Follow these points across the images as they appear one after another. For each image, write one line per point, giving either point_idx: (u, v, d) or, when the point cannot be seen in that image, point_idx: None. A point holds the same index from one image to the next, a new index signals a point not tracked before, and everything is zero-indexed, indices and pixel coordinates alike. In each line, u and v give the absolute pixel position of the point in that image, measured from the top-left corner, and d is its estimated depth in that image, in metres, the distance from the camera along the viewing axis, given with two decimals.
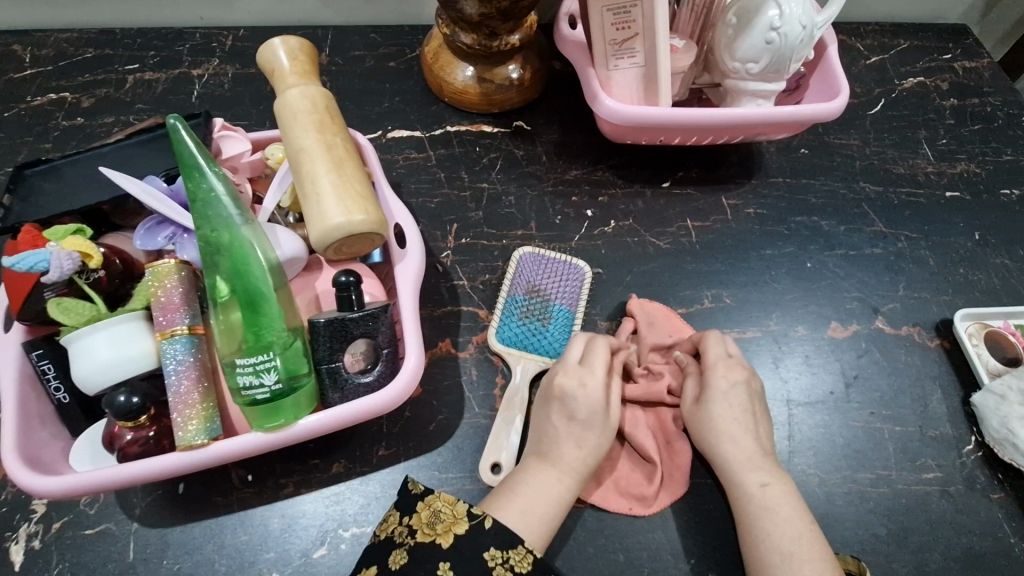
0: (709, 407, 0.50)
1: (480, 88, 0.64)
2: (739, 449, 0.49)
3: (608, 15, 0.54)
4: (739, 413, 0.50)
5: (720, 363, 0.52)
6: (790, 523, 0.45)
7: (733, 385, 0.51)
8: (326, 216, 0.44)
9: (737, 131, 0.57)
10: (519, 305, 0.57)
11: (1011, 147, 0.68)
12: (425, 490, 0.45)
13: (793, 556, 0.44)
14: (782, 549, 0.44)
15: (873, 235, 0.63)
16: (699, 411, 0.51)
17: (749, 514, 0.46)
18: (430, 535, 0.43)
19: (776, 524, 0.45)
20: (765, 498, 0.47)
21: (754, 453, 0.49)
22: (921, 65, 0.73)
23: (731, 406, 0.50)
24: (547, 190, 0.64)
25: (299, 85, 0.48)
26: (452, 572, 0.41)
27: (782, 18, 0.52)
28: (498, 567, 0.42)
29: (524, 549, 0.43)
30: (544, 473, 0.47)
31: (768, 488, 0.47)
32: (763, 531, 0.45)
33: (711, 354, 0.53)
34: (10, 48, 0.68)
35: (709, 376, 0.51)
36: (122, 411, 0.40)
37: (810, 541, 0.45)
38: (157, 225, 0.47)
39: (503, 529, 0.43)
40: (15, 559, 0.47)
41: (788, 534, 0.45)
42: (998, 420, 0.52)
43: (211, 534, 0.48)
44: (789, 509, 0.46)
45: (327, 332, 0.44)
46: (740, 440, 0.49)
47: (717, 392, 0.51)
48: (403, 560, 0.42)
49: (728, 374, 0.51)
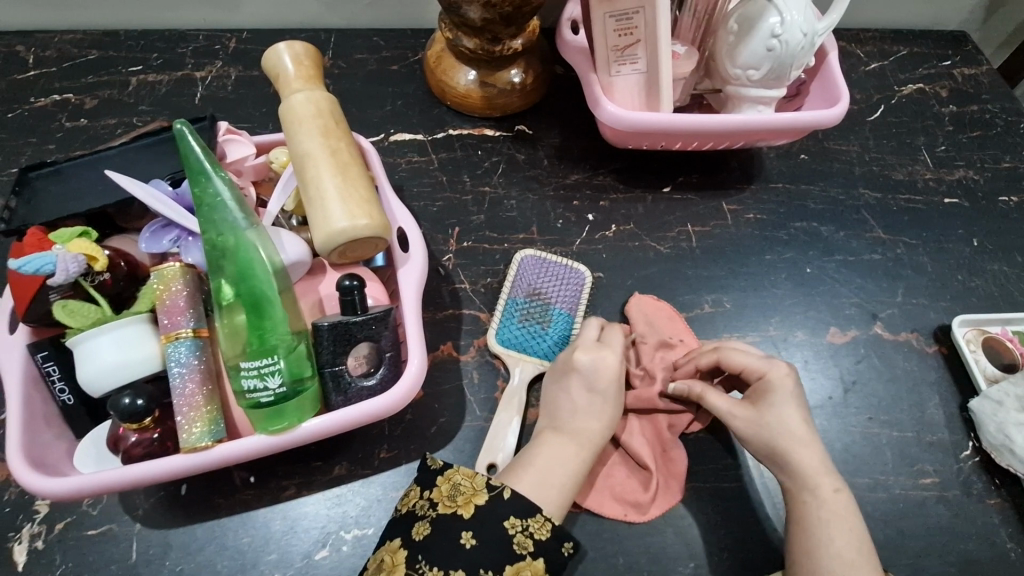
0: (774, 409, 0.49)
1: (482, 92, 0.65)
2: (812, 453, 0.48)
3: (610, 21, 0.55)
4: (802, 412, 0.49)
5: (772, 366, 0.51)
6: (853, 531, 0.45)
7: (792, 387, 0.50)
8: (331, 221, 0.44)
9: (738, 137, 0.58)
10: (519, 307, 0.57)
11: (1010, 154, 0.69)
12: (444, 465, 0.47)
13: (852, 561, 0.43)
14: (842, 555, 0.44)
15: (871, 241, 0.64)
16: (759, 414, 0.49)
17: (820, 517, 0.45)
18: (451, 506, 0.44)
19: (841, 529, 0.45)
20: (836, 504, 0.46)
21: (824, 461, 0.48)
22: (921, 71, 0.73)
23: (794, 405, 0.49)
24: (549, 194, 0.64)
25: (304, 89, 0.48)
26: (475, 540, 0.42)
27: (783, 26, 0.52)
28: (519, 536, 0.43)
29: (543, 518, 0.44)
30: (560, 444, 0.48)
31: (839, 494, 0.46)
32: (828, 533, 0.45)
33: (751, 362, 0.51)
34: (13, 49, 0.68)
35: (765, 380, 0.50)
36: (127, 413, 0.40)
37: (867, 551, 0.44)
38: (162, 228, 0.47)
39: (521, 499, 0.44)
40: (17, 559, 0.47)
41: (851, 542, 0.44)
42: (994, 426, 0.53)
43: (213, 535, 0.49)
44: (854, 521, 0.45)
45: (331, 336, 0.44)
46: (808, 444, 0.48)
47: (779, 394, 0.50)
48: (426, 531, 0.43)
49: (784, 375, 0.50)
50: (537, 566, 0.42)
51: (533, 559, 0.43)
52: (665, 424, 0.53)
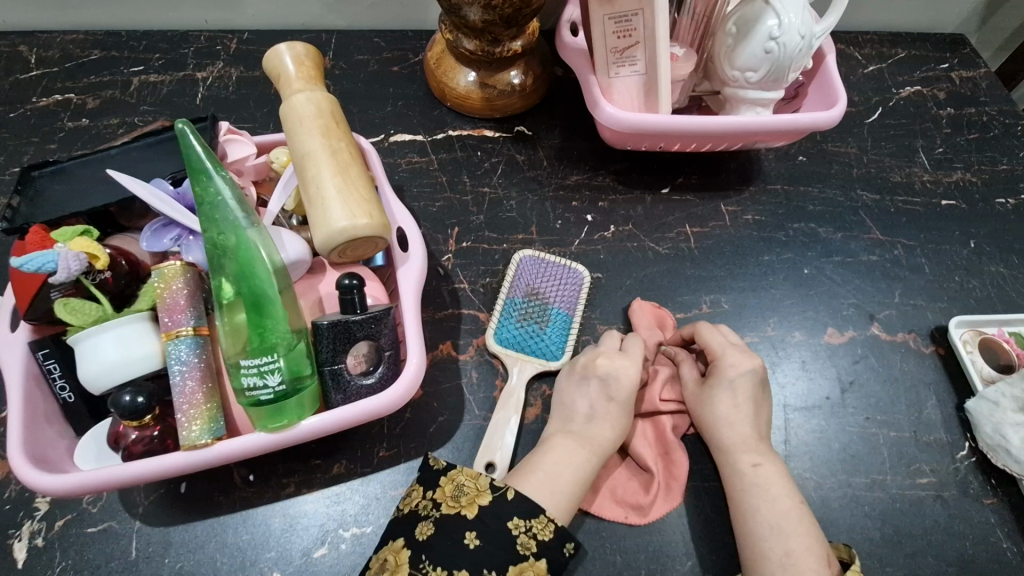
0: (714, 392, 0.51)
1: (482, 94, 0.65)
2: (736, 431, 0.50)
3: (610, 23, 0.55)
4: (743, 400, 0.51)
5: (728, 352, 0.53)
6: (780, 499, 0.47)
7: (740, 374, 0.52)
8: (330, 220, 0.44)
9: (736, 139, 0.58)
10: (518, 307, 0.58)
11: (1008, 157, 0.69)
12: (447, 465, 0.47)
13: (780, 528, 0.45)
14: (770, 522, 0.46)
15: (869, 243, 0.64)
16: (703, 395, 0.52)
17: (744, 491, 0.48)
18: (455, 507, 0.44)
19: (765, 499, 0.47)
20: (757, 476, 0.48)
21: (750, 437, 0.50)
22: (919, 74, 0.74)
23: (735, 393, 0.51)
24: (548, 194, 0.65)
25: (305, 90, 0.48)
26: (479, 540, 0.43)
27: (781, 28, 0.52)
28: (522, 535, 0.44)
29: (546, 518, 0.44)
30: (567, 447, 0.49)
31: (760, 468, 0.48)
32: (755, 506, 0.47)
33: (713, 343, 0.54)
34: (16, 49, 0.69)
35: (716, 364, 0.53)
36: (128, 410, 0.40)
37: (799, 516, 0.46)
38: (163, 226, 0.47)
39: (524, 499, 0.45)
40: (18, 556, 0.47)
41: (780, 508, 0.46)
42: (991, 426, 0.53)
43: (213, 533, 0.49)
44: (779, 488, 0.47)
45: (330, 334, 0.44)
46: (737, 423, 0.50)
47: (724, 378, 0.52)
48: (430, 530, 0.43)
49: (737, 362, 0.52)
50: (539, 566, 0.43)
51: (535, 560, 0.43)
52: (668, 426, 0.53)
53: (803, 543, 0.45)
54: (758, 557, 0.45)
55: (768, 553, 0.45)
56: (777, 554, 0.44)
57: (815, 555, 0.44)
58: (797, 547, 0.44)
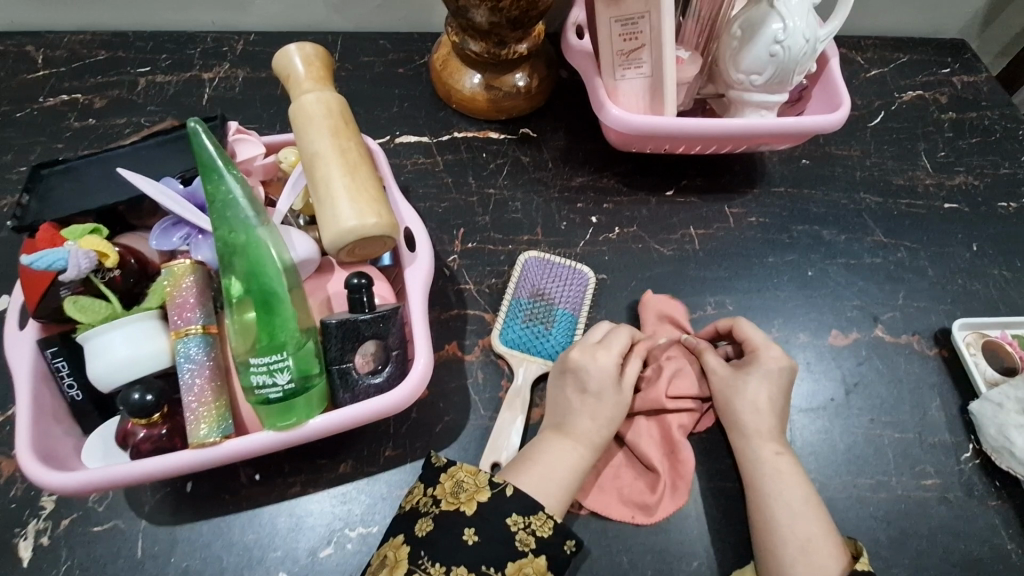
0: (749, 378, 0.52)
1: (488, 95, 0.65)
2: (761, 421, 0.51)
3: (616, 26, 0.56)
4: (774, 393, 0.52)
5: (769, 346, 0.53)
6: (798, 490, 0.48)
7: (779, 368, 0.52)
8: (339, 219, 0.44)
9: (741, 141, 0.58)
10: (524, 308, 0.58)
11: (1010, 161, 0.69)
12: (447, 462, 0.47)
13: (799, 515, 0.46)
14: (790, 509, 0.47)
15: (873, 245, 0.64)
16: (735, 379, 0.52)
17: (765, 476, 0.48)
18: (454, 503, 0.44)
19: (787, 487, 0.48)
20: (779, 464, 0.49)
21: (773, 429, 0.51)
22: (921, 78, 0.74)
23: (771, 384, 0.52)
24: (554, 196, 0.65)
25: (314, 90, 0.48)
26: (477, 537, 0.43)
27: (786, 32, 0.52)
28: (520, 532, 0.44)
29: (545, 515, 0.44)
30: (563, 446, 0.49)
31: (781, 456, 0.49)
32: (777, 491, 0.47)
33: (754, 337, 0.54)
34: (23, 48, 0.69)
35: (756, 355, 0.53)
36: (136, 408, 0.40)
37: (814, 506, 0.47)
38: (173, 225, 0.48)
39: (524, 496, 0.45)
40: (23, 555, 0.47)
41: (799, 498, 0.47)
42: (994, 428, 0.53)
43: (219, 532, 0.49)
44: (797, 478, 0.48)
45: (339, 333, 0.44)
46: (762, 414, 0.51)
47: (764, 369, 0.52)
48: (429, 527, 0.43)
49: (778, 357, 0.53)
50: (539, 563, 0.43)
51: (535, 556, 0.43)
52: (674, 424, 0.53)
53: (821, 530, 0.46)
54: (776, 542, 0.45)
55: (787, 539, 0.45)
56: (797, 540, 0.45)
57: (831, 542, 0.45)
58: (816, 534, 0.45)
